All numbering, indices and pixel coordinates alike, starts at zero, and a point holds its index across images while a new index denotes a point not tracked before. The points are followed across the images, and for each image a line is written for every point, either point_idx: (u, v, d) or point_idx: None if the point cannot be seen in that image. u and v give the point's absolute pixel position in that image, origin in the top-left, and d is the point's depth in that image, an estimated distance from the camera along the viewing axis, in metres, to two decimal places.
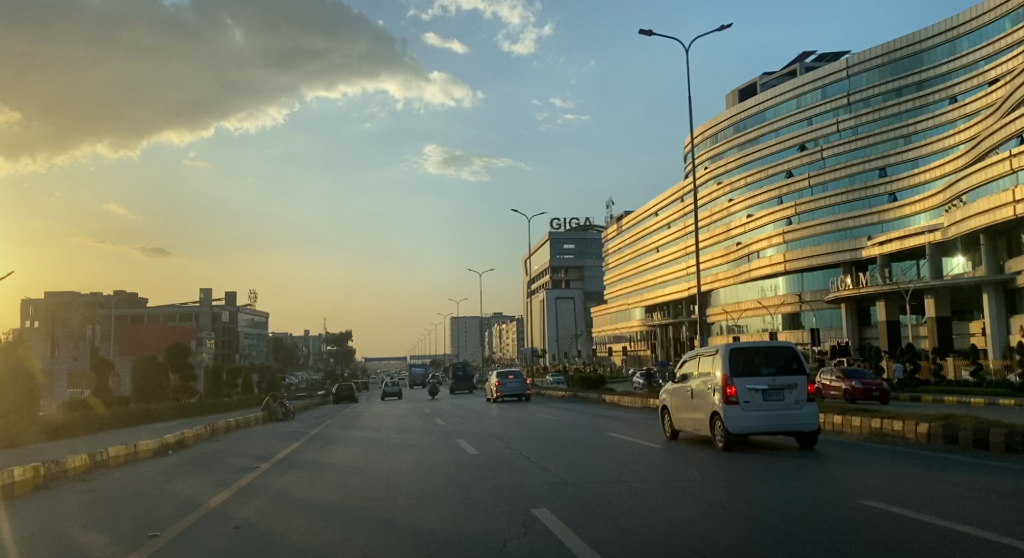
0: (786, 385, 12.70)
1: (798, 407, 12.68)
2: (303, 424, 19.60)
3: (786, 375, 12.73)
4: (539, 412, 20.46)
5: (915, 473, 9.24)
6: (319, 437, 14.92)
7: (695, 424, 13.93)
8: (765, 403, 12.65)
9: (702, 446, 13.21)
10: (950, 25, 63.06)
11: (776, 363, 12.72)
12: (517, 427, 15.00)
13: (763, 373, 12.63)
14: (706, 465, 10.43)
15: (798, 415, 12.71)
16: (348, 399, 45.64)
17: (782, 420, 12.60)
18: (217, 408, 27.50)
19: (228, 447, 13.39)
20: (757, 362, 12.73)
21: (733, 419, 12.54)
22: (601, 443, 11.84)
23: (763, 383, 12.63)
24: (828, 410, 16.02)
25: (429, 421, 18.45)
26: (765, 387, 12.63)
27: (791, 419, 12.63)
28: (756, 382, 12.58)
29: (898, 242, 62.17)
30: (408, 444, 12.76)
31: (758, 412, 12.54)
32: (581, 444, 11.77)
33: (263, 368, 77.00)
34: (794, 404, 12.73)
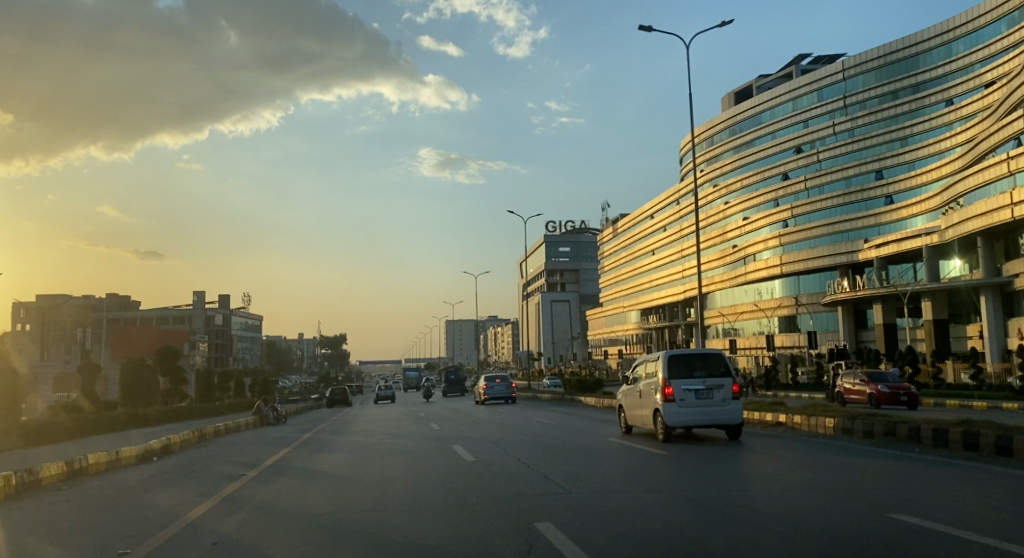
0: (715, 386, 15.13)
1: (724, 404, 15.11)
2: (295, 429, 19.16)
3: (715, 377, 15.17)
4: (536, 416, 20.14)
5: (928, 475, 8.90)
6: (310, 442, 14.50)
7: (642, 418, 16.36)
8: (697, 400, 15.11)
9: (704, 448, 12.92)
10: (946, 28, 63.02)
11: (709, 368, 15.18)
12: (515, 431, 14.64)
13: (698, 376, 15.09)
14: (711, 467, 10.12)
15: (725, 411, 15.12)
16: (342, 403, 45.14)
17: (711, 416, 15.05)
18: (207, 412, 27.03)
19: (216, 453, 12.94)
20: (692, 366, 15.23)
21: (670, 414, 15.00)
22: (601, 447, 11.47)
23: (696, 384, 15.09)
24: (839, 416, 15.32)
25: (423, 425, 18.05)
26: (698, 387, 15.07)
27: (719, 415, 15.07)
28: (690, 382, 15.07)
29: (894, 245, 62.02)
30: (402, 450, 12.34)
31: (691, 407, 15.02)
32: (581, 449, 11.39)
33: (256, 372, 76.27)
34: (722, 402, 15.15)
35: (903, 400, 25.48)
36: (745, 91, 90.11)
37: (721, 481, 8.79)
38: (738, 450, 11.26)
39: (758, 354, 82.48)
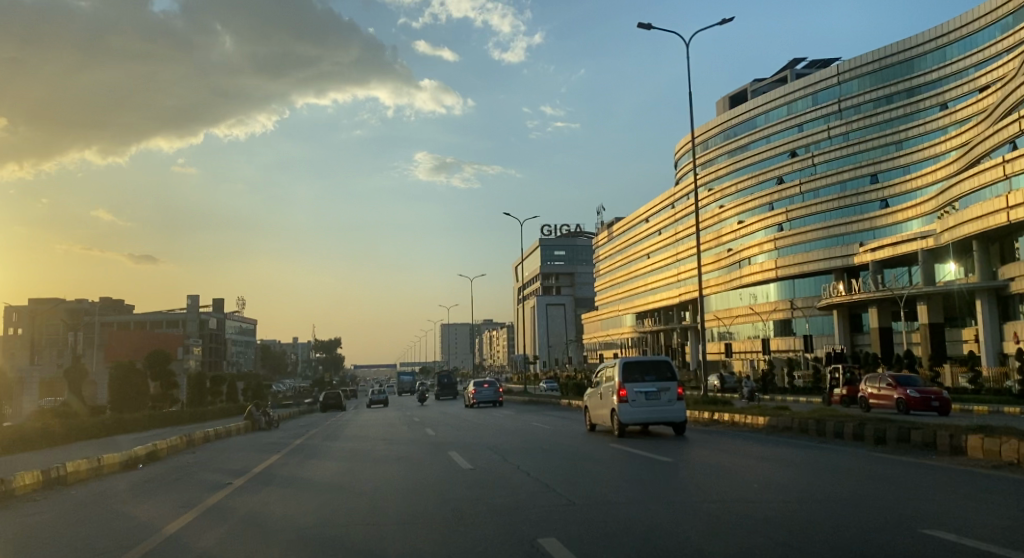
0: (664, 388, 16.95)
1: (671, 404, 16.92)
2: (287, 434, 18.82)
3: (664, 381, 16.98)
4: (532, 420, 19.88)
5: (938, 479, 8.60)
6: (301, 448, 14.15)
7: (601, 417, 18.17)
8: (648, 401, 16.94)
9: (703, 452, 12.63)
10: (941, 32, 63.07)
11: (659, 373, 16.98)
12: (512, 436, 14.32)
13: (649, 380, 16.89)
14: (715, 471, 9.82)
15: (672, 410, 16.93)
16: (335, 408, 44.72)
17: (659, 415, 16.80)
18: (197, 416, 26.64)
19: (203, 459, 12.60)
20: (643, 371, 17.04)
21: (624, 413, 16.81)
22: (599, 453, 11.15)
23: (648, 387, 16.90)
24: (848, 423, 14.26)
25: (417, 430, 17.71)
26: (649, 389, 16.90)
27: (667, 414, 16.84)
28: (641, 386, 16.88)
29: (890, 248, 61.92)
30: (396, 456, 12.02)
31: (642, 408, 16.82)
32: (579, 455, 11.07)
33: (249, 376, 75.67)
34: (669, 402, 16.97)
35: (935, 406, 24.72)
36: (740, 95, 90.07)
37: (722, 485, 8.49)
38: (739, 453, 10.95)
39: (753, 358, 82.31)
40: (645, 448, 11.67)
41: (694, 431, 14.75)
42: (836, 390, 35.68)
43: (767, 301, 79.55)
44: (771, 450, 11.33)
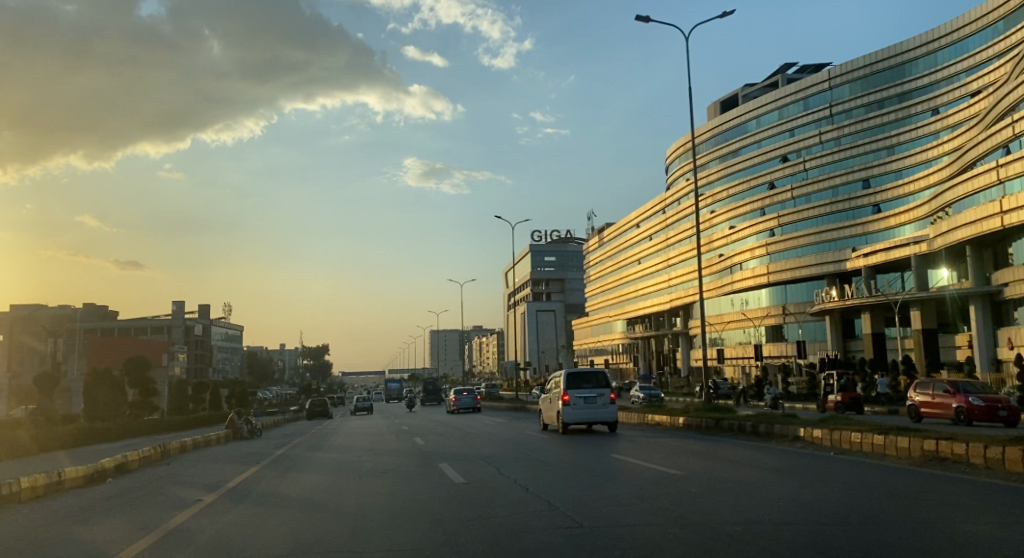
0: (599, 394, 19.59)
1: (606, 407, 19.56)
2: (269, 444, 17.91)
3: (600, 387, 19.60)
4: (527, 428, 19.13)
5: (974, 486, 7.81)
6: (282, 459, 13.25)
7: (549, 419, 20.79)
8: (586, 404, 19.51)
9: (708, 453, 11.96)
10: (932, 37, 63.00)
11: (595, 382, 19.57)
12: (508, 446, 13.55)
13: (586, 388, 19.44)
14: (727, 474, 9.07)
15: (606, 413, 19.57)
16: (322, 415, 43.70)
17: (595, 416, 19.34)
18: (176, 426, 25.69)
19: (176, 471, 11.72)
20: (582, 381, 19.60)
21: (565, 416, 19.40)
22: (602, 464, 10.35)
23: (586, 393, 19.49)
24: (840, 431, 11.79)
25: (406, 438, 16.84)
26: (587, 395, 19.51)
27: (602, 415, 19.43)
28: (581, 392, 19.47)
29: (882, 253, 61.62)
30: (383, 467, 11.18)
31: (581, 411, 19.43)
32: (581, 465, 10.26)
33: (234, 384, 74.26)
34: (604, 405, 19.60)
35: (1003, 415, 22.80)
36: (731, 100, 89.85)
37: (741, 496, 7.71)
38: (750, 460, 10.22)
39: (745, 364, 81.86)
40: (650, 456, 10.90)
41: (696, 438, 13.98)
42: (831, 396, 35.04)
43: (758, 307, 79.15)
44: (782, 457, 10.55)
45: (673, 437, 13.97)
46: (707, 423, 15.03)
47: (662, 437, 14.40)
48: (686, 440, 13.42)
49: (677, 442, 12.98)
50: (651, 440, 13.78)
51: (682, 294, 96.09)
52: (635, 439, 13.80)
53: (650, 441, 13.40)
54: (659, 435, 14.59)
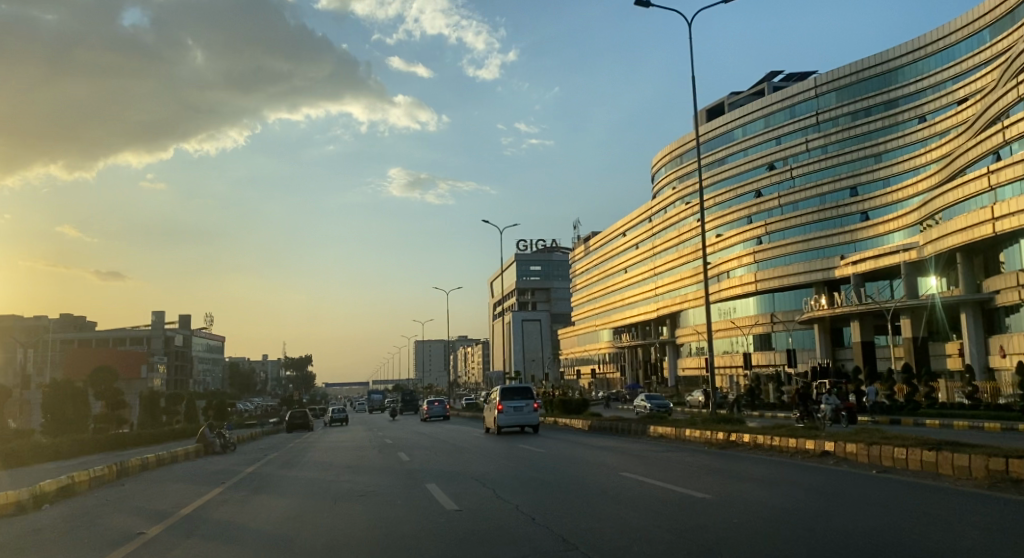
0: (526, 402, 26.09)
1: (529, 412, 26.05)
2: (241, 460, 16.65)
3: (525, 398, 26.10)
4: (518, 441, 18.03)
5: None
6: (247, 478, 11.98)
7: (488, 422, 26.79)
8: (516, 411, 25.94)
9: (715, 463, 10.87)
10: (917, 45, 62.84)
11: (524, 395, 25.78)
12: (496, 463, 12.44)
13: (517, 400, 25.92)
14: (755, 492, 7.90)
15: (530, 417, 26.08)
16: (302, 428, 42.24)
17: (522, 421, 25.66)
18: (144, 440, 24.28)
19: (126, 495, 10.44)
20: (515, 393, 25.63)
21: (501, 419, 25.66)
22: (609, 480, 9.18)
23: (517, 402, 25.94)
24: (879, 441, 10.21)
25: (388, 454, 15.61)
26: (517, 404, 25.97)
27: (528, 420, 25.83)
28: (513, 401, 25.83)
29: (871, 261, 61.13)
30: (362, 489, 9.94)
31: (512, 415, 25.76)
32: (589, 484, 9.03)
33: (213, 396, 72.27)
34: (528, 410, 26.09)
35: None
36: (717, 108, 89.59)
37: (783, 530, 6.46)
38: (774, 475, 9.05)
39: (733, 373, 81.09)
40: (661, 472, 9.68)
41: (703, 448, 12.79)
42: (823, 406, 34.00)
43: (746, 315, 78.41)
44: (812, 469, 9.30)
45: (677, 449, 12.84)
46: (721, 436, 13.55)
47: (665, 448, 13.21)
48: (695, 451, 12.27)
49: (687, 455, 11.80)
50: (653, 452, 12.67)
51: (669, 302, 95.43)
52: (636, 453, 12.67)
53: (656, 454, 12.27)
54: (660, 447, 13.47)
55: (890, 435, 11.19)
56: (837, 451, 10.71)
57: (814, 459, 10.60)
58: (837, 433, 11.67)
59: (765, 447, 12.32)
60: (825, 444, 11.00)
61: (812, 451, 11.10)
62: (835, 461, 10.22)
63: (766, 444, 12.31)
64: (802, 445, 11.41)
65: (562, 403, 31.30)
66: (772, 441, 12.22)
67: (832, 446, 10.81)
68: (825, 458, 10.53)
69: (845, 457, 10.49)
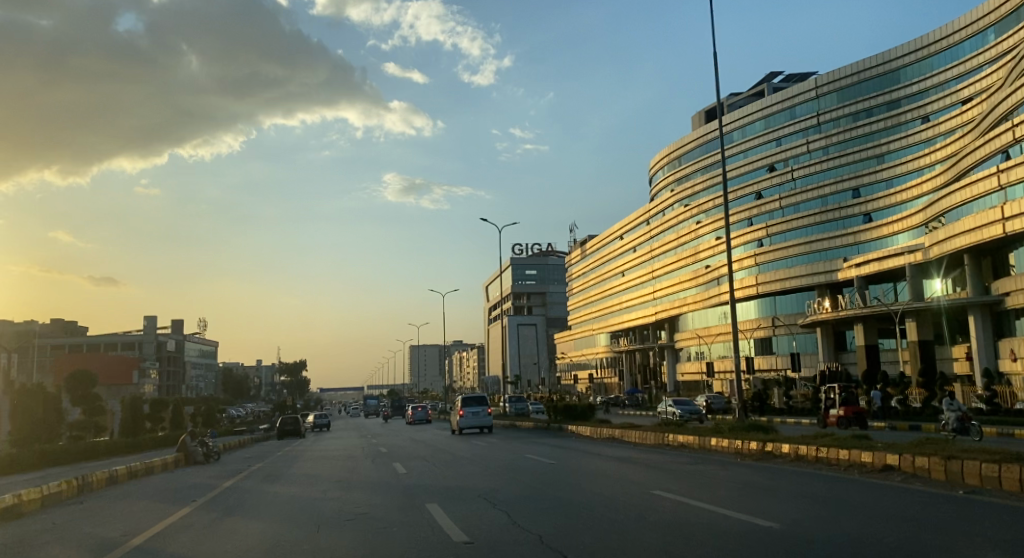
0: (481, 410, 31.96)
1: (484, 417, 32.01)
2: (223, 471, 15.33)
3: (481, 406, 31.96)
4: (523, 450, 16.67)
5: None
6: (223, 495, 10.61)
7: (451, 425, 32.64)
8: (475, 416, 31.80)
9: (758, 477, 9.52)
10: (920, 44, 61.93)
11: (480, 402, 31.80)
12: (504, 477, 11.07)
13: (475, 407, 31.78)
14: (831, 521, 6.53)
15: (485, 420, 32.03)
16: (294, 435, 40.63)
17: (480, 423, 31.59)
18: (118, 449, 22.83)
19: (79, 520, 9.05)
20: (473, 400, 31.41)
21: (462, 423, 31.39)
22: (643, 505, 7.80)
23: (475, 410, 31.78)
24: (963, 455, 8.78)
25: (381, 466, 14.24)
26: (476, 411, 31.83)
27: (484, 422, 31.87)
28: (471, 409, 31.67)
29: (876, 263, 59.96)
30: (354, 511, 8.60)
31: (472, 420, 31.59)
32: (621, 508, 7.65)
33: (204, 402, 70.78)
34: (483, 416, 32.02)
35: None
36: (716, 109, 88.67)
37: None
38: (839, 497, 7.65)
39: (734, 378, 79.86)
40: (704, 492, 8.31)
41: (737, 461, 11.43)
42: (831, 411, 31.36)
43: (747, 319, 77.25)
44: (887, 490, 7.88)
45: (706, 462, 11.46)
46: (755, 446, 12.22)
47: (692, 461, 11.85)
48: (730, 464, 10.93)
49: (723, 468, 10.42)
50: (680, 464, 11.34)
51: (668, 306, 94.15)
52: (661, 465, 11.31)
53: (687, 467, 10.92)
54: (686, 459, 12.14)
55: (963, 448, 9.76)
56: (903, 465, 9.34)
57: (877, 475, 9.24)
58: (897, 444, 10.28)
59: (810, 460, 10.95)
60: (887, 457, 9.64)
61: (873, 465, 9.74)
62: (905, 478, 8.85)
63: (812, 457, 10.94)
64: (859, 458, 10.02)
65: (564, 408, 29.96)
66: (820, 452, 10.86)
67: (898, 459, 9.44)
68: (891, 475, 9.15)
69: (914, 472, 9.12)
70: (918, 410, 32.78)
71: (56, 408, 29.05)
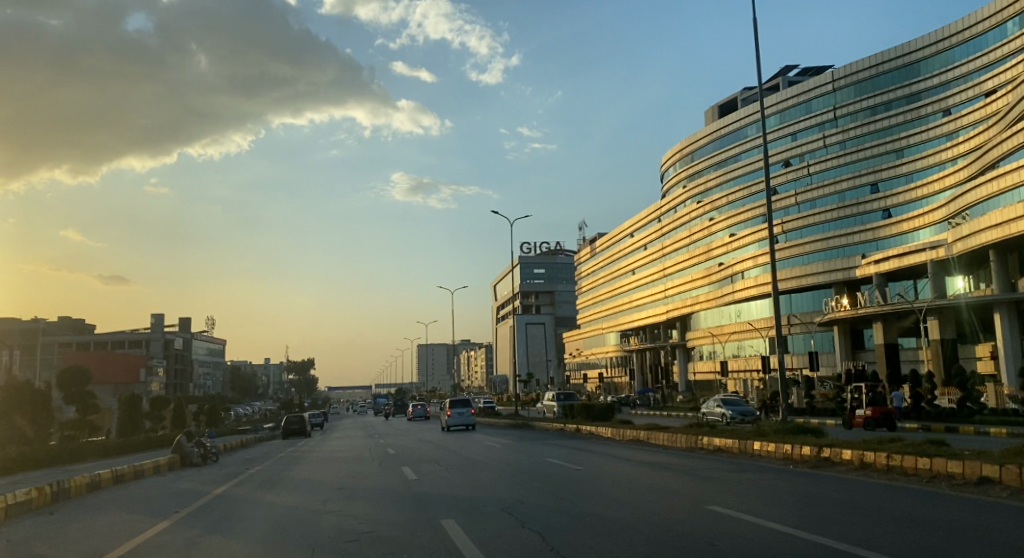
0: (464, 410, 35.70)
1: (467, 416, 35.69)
2: (217, 476, 14.14)
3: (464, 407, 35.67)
4: (543, 453, 15.46)
5: None
6: (211, 506, 9.47)
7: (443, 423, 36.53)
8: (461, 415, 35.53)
9: (828, 494, 8.27)
10: (941, 36, 60.32)
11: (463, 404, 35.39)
12: (528, 487, 9.85)
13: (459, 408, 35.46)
14: None
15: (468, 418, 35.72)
16: (299, 434, 39.56)
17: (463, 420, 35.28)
18: (111, 449, 21.79)
19: (40, 542, 7.87)
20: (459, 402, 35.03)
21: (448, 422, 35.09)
22: (702, 539, 6.55)
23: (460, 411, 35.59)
24: None
25: (388, 470, 13.02)
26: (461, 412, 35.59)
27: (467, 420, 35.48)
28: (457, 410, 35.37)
29: (896, 260, 58.35)
30: (359, 527, 7.45)
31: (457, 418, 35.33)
32: (682, 535, 6.37)
33: (210, 400, 70.01)
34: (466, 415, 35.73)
35: None
36: (729, 104, 87.30)
37: None
38: (947, 533, 6.36)
39: (748, 377, 78.36)
40: (772, 515, 7.02)
41: (789, 469, 10.21)
42: (858, 411, 29.96)
43: (762, 317, 75.48)
44: (1003, 527, 6.51)
45: (755, 469, 10.20)
46: (810, 452, 10.96)
47: (736, 468, 10.61)
48: (784, 473, 9.68)
49: (779, 480, 9.16)
50: (727, 472, 10.11)
51: (679, 305, 92.69)
52: (703, 474, 10.04)
53: (735, 477, 9.67)
54: (730, 465, 10.89)
55: None
56: (1004, 477, 8.01)
57: (975, 490, 7.91)
58: (986, 453, 8.97)
59: (880, 468, 9.65)
60: (981, 468, 8.32)
61: (966, 477, 8.42)
62: (1014, 495, 7.51)
63: (882, 465, 9.65)
64: (945, 469, 8.71)
65: (580, 408, 28.74)
66: (891, 460, 9.57)
67: (996, 471, 8.11)
68: (993, 490, 7.82)
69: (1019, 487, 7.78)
70: (952, 411, 31.24)
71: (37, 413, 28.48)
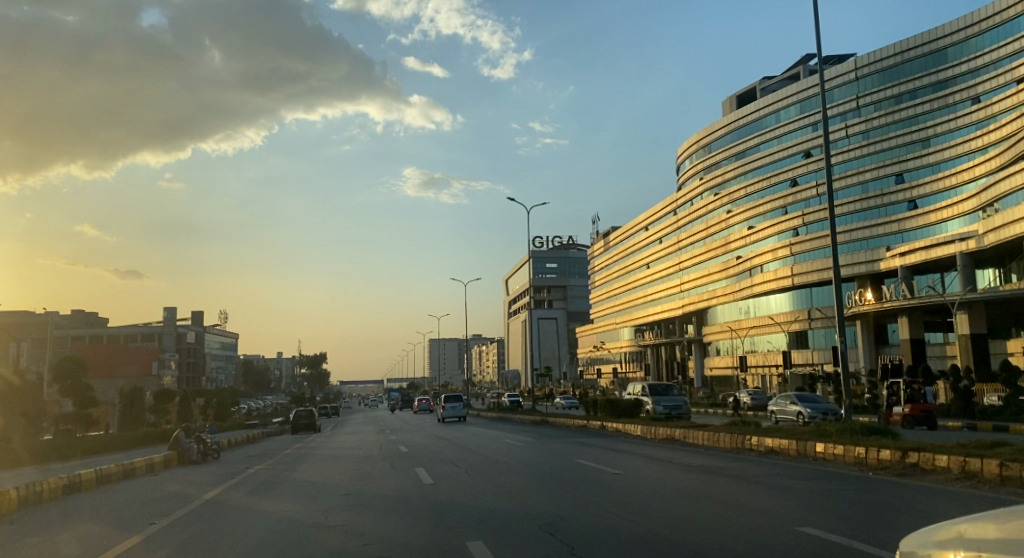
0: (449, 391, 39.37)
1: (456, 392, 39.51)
2: (215, 476, 12.94)
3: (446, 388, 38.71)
4: (572, 452, 14.11)
5: None
6: (196, 515, 8.15)
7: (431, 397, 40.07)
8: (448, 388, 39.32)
9: (938, 512, 6.95)
10: (971, 21, 58.04)
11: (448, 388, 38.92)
12: (563, 498, 8.47)
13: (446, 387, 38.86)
14: None
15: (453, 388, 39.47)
16: (308, 429, 38.46)
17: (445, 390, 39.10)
18: (104, 446, 20.55)
19: None
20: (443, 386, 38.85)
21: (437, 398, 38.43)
22: None
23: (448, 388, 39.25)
24: None
25: (400, 472, 11.75)
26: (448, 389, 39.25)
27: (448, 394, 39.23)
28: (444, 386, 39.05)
29: (923, 252, 56.43)
30: (367, 547, 6.16)
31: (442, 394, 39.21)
32: None
33: (220, 394, 68.89)
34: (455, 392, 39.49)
35: None
36: (748, 94, 85.37)
37: None
38: None
39: (766, 373, 76.42)
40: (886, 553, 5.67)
41: (864, 478, 8.92)
42: (896, 411, 28.33)
43: (782, 311, 73.53)
44: None
45: (827, 477, 8.91)
46: (892, 456, 9.77)
47: (803, 475, 9.33)
48: (862, 485, 8.39)
49: (865, 493, 7.83)
50: (796, 481, 8.80)
51: (696, 300, 90.85)
52: (773, 484, 8.72)
53: (808, 488, 8.36)
54: (793, 472, 9.57)
55: None
56: None
57: None
58: None
59: (987, 479, 8.42)
60: None
61: None
62: None
63: (990, 475, 8.42)
64: None
65: (604, 404, 27.32)
66: (1001, 470, 8.29)
67: None
68: None
69: None
70: (998, 409, 29.51)
71: (23, 412, 27.63)
